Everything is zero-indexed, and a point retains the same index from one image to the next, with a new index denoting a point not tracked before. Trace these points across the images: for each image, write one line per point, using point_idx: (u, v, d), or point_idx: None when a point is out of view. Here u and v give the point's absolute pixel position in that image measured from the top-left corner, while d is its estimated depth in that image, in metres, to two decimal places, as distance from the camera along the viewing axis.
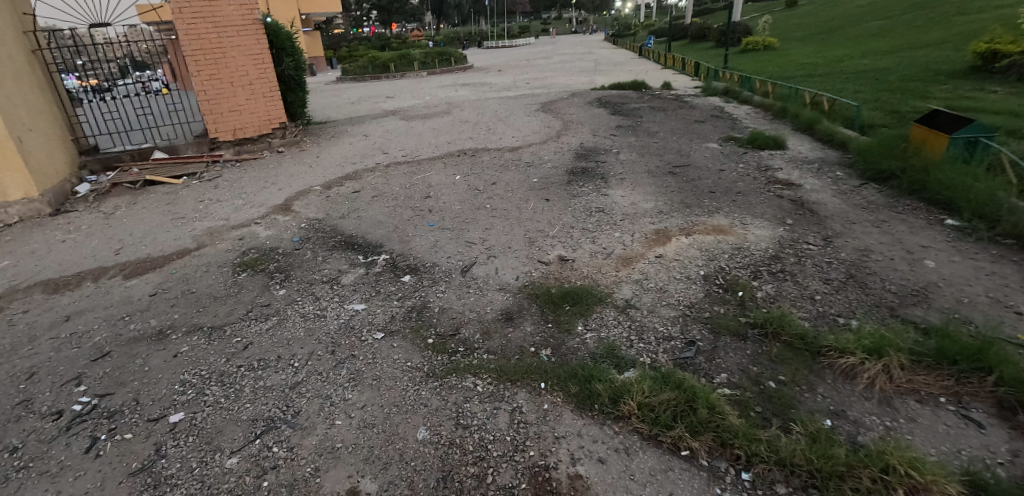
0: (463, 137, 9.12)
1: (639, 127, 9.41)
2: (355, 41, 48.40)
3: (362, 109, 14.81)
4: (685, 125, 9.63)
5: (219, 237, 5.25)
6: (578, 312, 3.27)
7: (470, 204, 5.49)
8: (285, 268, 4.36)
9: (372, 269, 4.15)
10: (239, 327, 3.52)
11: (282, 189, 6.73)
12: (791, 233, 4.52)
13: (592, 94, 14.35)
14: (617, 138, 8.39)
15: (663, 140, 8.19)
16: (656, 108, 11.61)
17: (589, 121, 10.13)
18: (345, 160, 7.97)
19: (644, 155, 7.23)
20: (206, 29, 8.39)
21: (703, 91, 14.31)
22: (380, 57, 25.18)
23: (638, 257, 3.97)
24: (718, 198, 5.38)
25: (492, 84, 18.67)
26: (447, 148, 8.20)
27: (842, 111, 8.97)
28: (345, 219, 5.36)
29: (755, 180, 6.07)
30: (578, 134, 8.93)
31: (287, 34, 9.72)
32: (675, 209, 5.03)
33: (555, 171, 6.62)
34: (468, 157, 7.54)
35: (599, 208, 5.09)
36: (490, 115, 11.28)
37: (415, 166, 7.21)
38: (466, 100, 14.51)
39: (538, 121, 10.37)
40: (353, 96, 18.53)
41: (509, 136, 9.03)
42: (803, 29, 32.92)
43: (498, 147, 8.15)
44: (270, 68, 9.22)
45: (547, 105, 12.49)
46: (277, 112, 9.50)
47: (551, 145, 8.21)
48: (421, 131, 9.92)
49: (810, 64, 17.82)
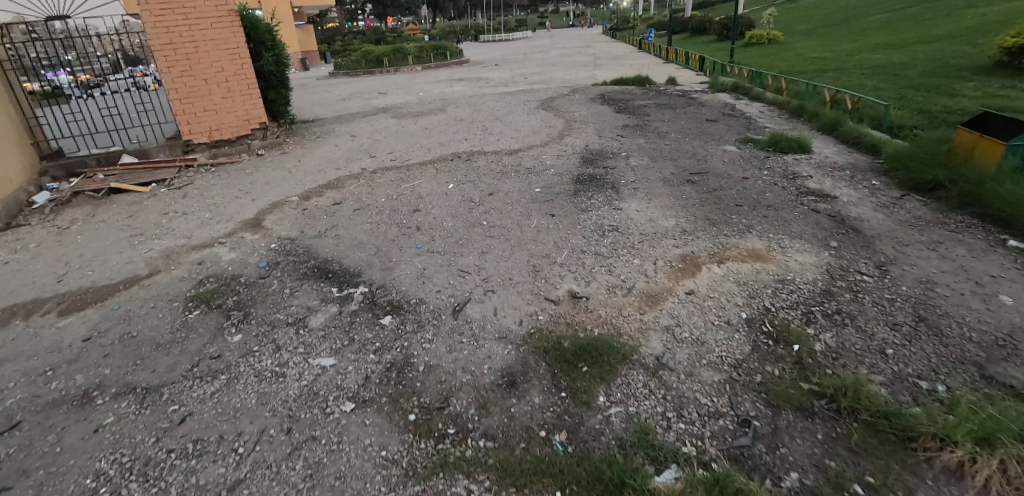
0: (457, 137, 8.41)
1: (647, 126, 8.72)
2: (348, 35, 47.55)
3: (353, 105, 14.06)
4: (697, 124, 8.93)
5: (177, 260, 4.58)
6: (598, 374, 2.62)
7: (463, 220, 4.81)
8: (245, 305, 3.70)
9: (346, 308, 3.49)
10: (180, 391, 2.86)
11: (255, 200, 6.04)
12: (839, 259, 3.86)
13: (594, 90, 13.65)
14: (624, 140, 7.71)
15: (675, 142, 7.51)
16: (664, 106, 10.93)
17: (593, 120, 9.43)
18: (327, 165, 7.26)
19: (656, 159, 6.54)
20: (176, 21, 7.67)
21: (710, 86, 13.61)
22: (373, 51, 24.31)
23: (664, 294, 3.30)
24: (746, 213, 4.71)
25: (489, 79, 17.91)
26: (439, 151, 7.50)
27: (866, 110, 8.31)
28: (320, 238, 4.68)
29: (784, 189, 5.41)
30: (582, 135, 8.23)
31: (267, 26, 8.94)
32: (700, 227, 4.36)
33: (558, 179, 5.94)
34: (463, 162, 6.85)
35: (612, 226, 4.42)
36: (486, 113, 10.59)
37: (403, 172, 6.52)
38: (461, 96, 13.77)
39: (539, 120, 9.68)
40: (343, 92, 17.74)
41: (507, 137, 8.32)
42: (806, 22, 32.19)
43: (495, 150, 7.47)
44: (248, 63, 8.47)
45: (547, 102, 11.81)
46: (256, 111, 8.77)
47: (553, 147, 7.53)
48: (413, 131, 9.22)
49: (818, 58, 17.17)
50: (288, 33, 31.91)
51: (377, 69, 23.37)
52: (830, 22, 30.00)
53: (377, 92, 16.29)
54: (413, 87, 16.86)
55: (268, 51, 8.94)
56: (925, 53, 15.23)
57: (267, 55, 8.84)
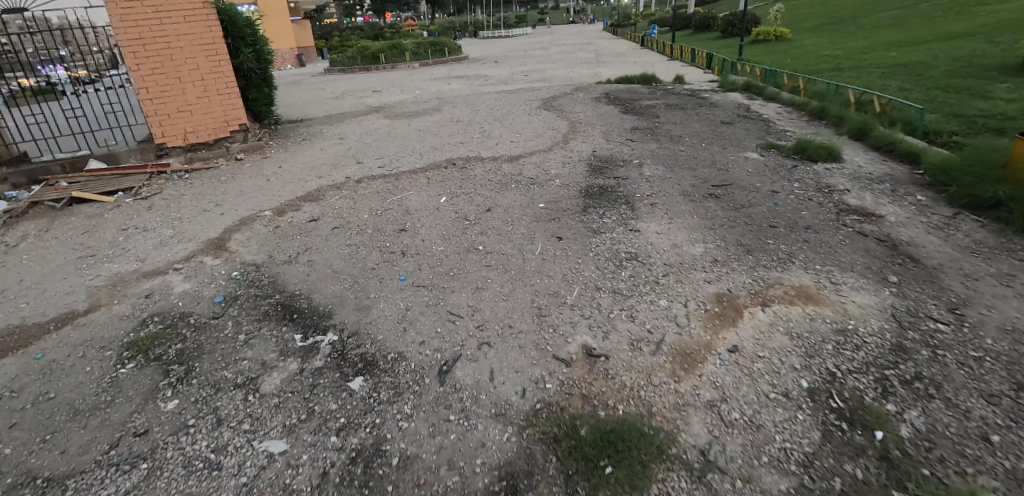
0: (453, 141, 7.74)
1: (659, 129, 8.05)
2: (347, 30, 46.80)
3: (345, 104, 13.39)
4: (712, 126, 8.25)
5: (123, 292, 3.95)
6: (624, 480, 1.99)
7: (455, 241, 4.15)
8: (189, 357, 3.07)
9: (308, 365, 2.85)
10: (89, 488, 2.25)
11: (224, 214, 5.38)
12: (904, 300, 3.22)
13: (599, 89, 13.00)
14: (635, 144, 7.04)
15: (691, 147, 6.84)
16: (674, 106, 10.27)
17: (600, 122, 8.74)
18: (308, 172, 6.59)
19: (673, 168, 5.89)
20: (144, 13, 6.99)
21: (720, 85, 12.92)
22: (369, 47, 23.57)
23: (702, 352, 2.66)
24: (784, 237, 4.06)
25: (488, 76, 17.19)
26: (432, 157, 6.83)
27: (897, 112, 7.64)
28: (289, 265, 4.04)
29: (822, 206, 4.75)
30: (588, 139, 7.55)
31: (246, 20, 8.22)
32: (733, 256, 3.71)
33: (564, 191, 5.27)
34: (456, 171, 6.17)
35: (629, 253, 3.76)
36: (485, 114, 9.92)
37: (390, 182, 5.85)
38: (458, 95, 13.08)
39: (541, 121, 9.02)
40: (336, 90, 17.02)
41: (507, 140, 7.65)
42: (813, 19, 31.41)
43: (493, 155, 6.80)
44: (226, 60, 7.80)
45: (549, 101, 11.14)
46: (235, 111, 8.09)
47: (558, 153, 6.85)
48: (404, 133, 8.54)
49: (830, 57, 16.52)
50: (283, 28, 31.13)
51: (372, 66, 22.62)
52: (838, 18, 29.25)
53: (372, 90, 15.62)
54: (409, 84, 16.17)
55: (248, 46, 8.22)
56: (944, 51, 14.55)
57: (247, 50, 8.12)
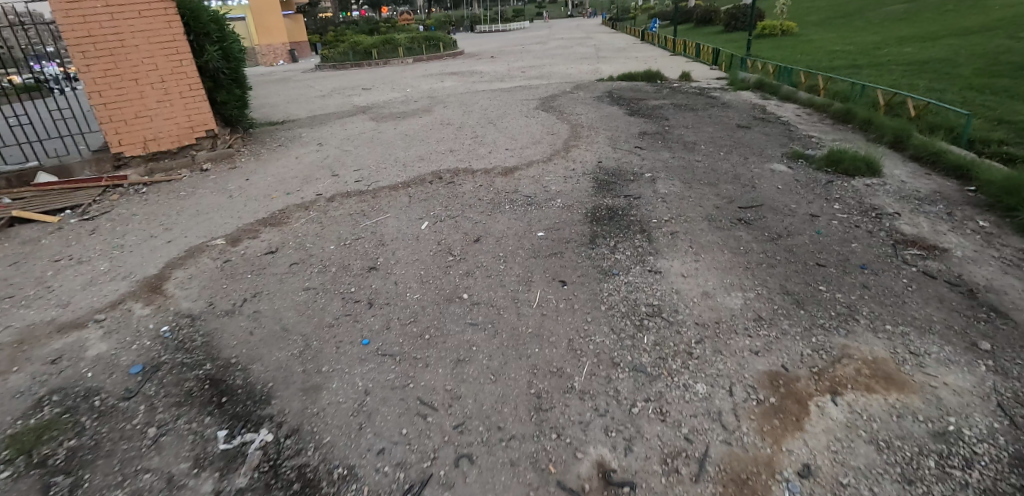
0: (442, 148, 6.95)
1: (670, 132, 7.25)
2: (341, 24, 45.80)
3: (331, 104, 12.58)
4: (728, 129, 7.46)
5: (26, 353, 3.21)
6: None
7: (434, 284, 3.38)
8: (79, 465, 2.33)
9: (230, 485, 2.12)
10: None
11: (171, 243, 4.63)
12: (1009, 381, 2.50)
13: (601, 87, 12.19)
14: (645, 153, 6.26)
15: (708, 156, 6.07)
16: (683, 105, 9.47)
17: (605, 124, 7.94)
18: (277, 187, 5.83)
19: (691, 183, 5.12)
20: (93, 7, 6.21)
21: (730, 82, 12.11)
22: (362, 42, 22.71)
23: (762, 479, 1.94)
24: (837, 282, 3.31)
25: (483, 73, 16.36)
26: (416, 168, 6.05)
27: (934, 117, 6.88)
28: (230, 319, 3.29)
29: (873, 235, 4.00)
30: (592, 144, 6.76)
31: (212, 14, 7.37)
32: (782, 312, 2.96)
33: (565, 212, 4.50)
34: (442, 186, 5.40)
35: (650, 306, 3.01)
36: (479, 116, 9.13)
37: (365, 201, 5.07)
38: (451, 94, 12.28)
39: (539, 124, 8.24)
40: (323, 88, 16.20)
41: (501, 148, 6.88)
42: (819, 12, 30.52)
43: (485, 166, 6.03)
44: (191, 59, 7.01)
45: (548, 102, 10.34)
46: (202, 116, 7.31)
47: (558, 161, 6.06)
48: (388, 138, 7.74)
49: (843, 52, 15.73)
50: (274, 22, 30.20)
51: (365, 62, 21.77)
52: (844, 12, 28.39)
53: (360, 88, 14.79)
54: (399, 82, 15.33)
55: (214, 44, 7.37)
56: (965, 47, 13.74)
57: (213, 48, 7.26)
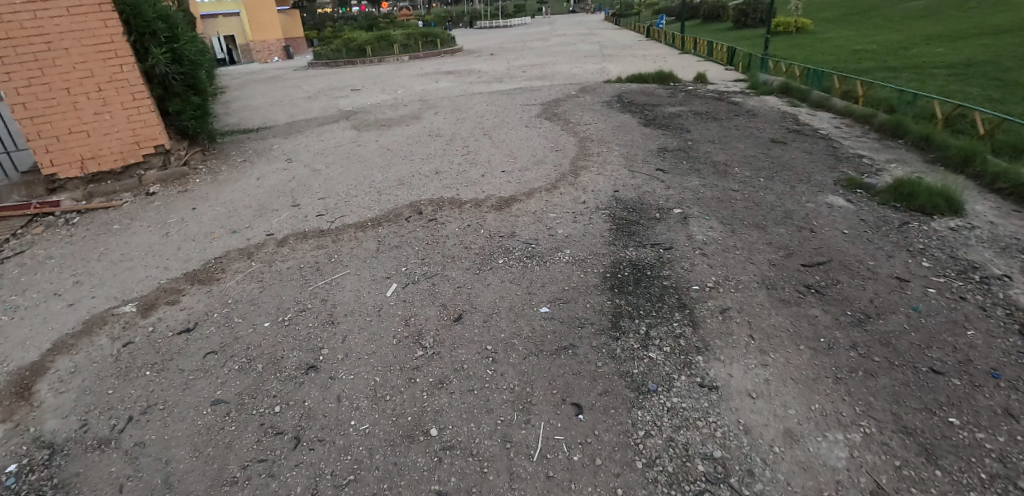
0: (427, 168, 5.89)
1: (694, 149, 6.18)
2: (340, 18, 44.76)
3: (313, 108, 11.53)
4: (761, 144, 6.39)
5: None
6: None
7: (391, 403, 2.37)
8: None
9: None
10: None
11: (74, 307, 3.63)
12: None
13: (608, 90, 11.14)
14: (668, 178, 5.20)
15: (745, 182, 5.02)
16: (704, 112, 8.40)
17: (617, 135, 6.88)
18: (224, 221, 4.82)
19: (731, 224, 4.08)
20: (10, 3, 5.18)
21: (750, 85, 11.00)
22: (355, 37, 21.62)
23: None
24: (969, 406, 2.31)
25: (481, 73, 15.26)
26: (391, 196, 4.99)
27: (1009, 136, 5.82)
28: (102, 458, 2.30)
29: (988, 312, 2.99)
30: (604, 164, 5.70)
31: (158, 11, 6.32)
32: (909, 476, 1.95)
33: (576, 267, 3.45)
34: (420, 221, 4.33)
35: (708, 460, 2.01)
36: (473, 124, 8.10)
37: (322, 245, 4.04)
38: (444, 97, 11.21)
39: (541, 135, 7.19)
40: (310, 88, 15.14)
41: (496, 167, 5.81)
42: (834, 8, 29.19)
43: (476, 193, 5.00)
44: (134, 63, 6.00)
45: (551, 108, 9.30)
46: (149, 130, 6.28)
47: (563, 186, 5.00)
48: (365, 154, 6.69)
49: (868, 52, 14.61)
50: (268, 17, 29.16)
51: (359, 60, 20.71)
52: (861, 7, 27.05)
53: (349, 89, 13.75)
54: (391, 82, 14.29)
55: (162, 46, 6.32)
56: (1005, 47, 12.63)
57: (161, 50, 6.21)
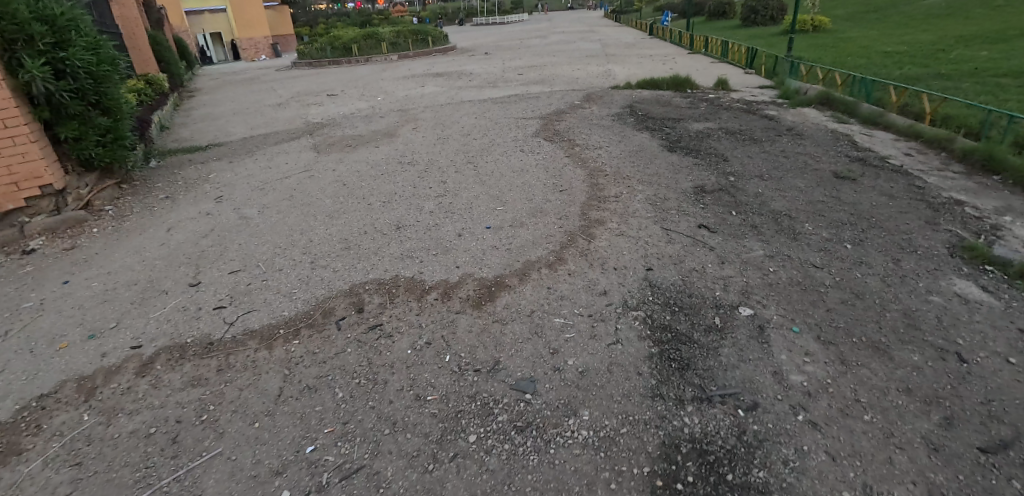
0: (387, 212, 4.40)
1: (740, 188, 4.71)
2: (331, 14, 43.06)
3: (277, 117, 10.04)
4: (825, 182, 4.93)
5: None
6: None
7: None
8: None
9: None
10: None
11: None
12: None
13: (618, 99, 9.64)
14: (717, 237, 3.72)
15: (826, 252, 3.57)
16: (738, 130, 6.93)
17: (637, 165, 5.41)
18: (89, 316, 3.36)
19: (834, 345, 2.64)
20: None
21: (781, 93, 9.52)
22: (340, 35, 20.07)
23: None
24: None
25: (473, 75, 13.75)
26: (327, 268, 3.51)
27: None
28: None
29: None
30: (625, 209, 4.20)
31: (34, 8, 4.71)
32: None
33: (599, 455, 2.00)
34: (356, 324, 2.86)
35: None
36: (456, 145, 6.63)
37: (200, 380, 2.60)
38: (428, 106, 9.72)
39: (540, 161, 5.70)
40: (284, 92, 13.62)
41: (480, 209, 4.32)
42: (848, 5, 27.64)
43: (446, 259, 3.51)
44: (3, 80, 4.42)
45: (552, 121, 7.81)
46: (30, 165, 4.70)
47: (571, 249, 3.51)
48: (313, 189, 5.19)
49: (903, 55, 13.17)
50: (254, 13, 27.64)
51: (344, 59, 19.17)
52: (875, 4, 25.52)
53: (324, 94, 12.26)
54: (372, 86, 12.80)
55: (43, 56, 4.74)
56: None
57: (39, 61, 4.62)
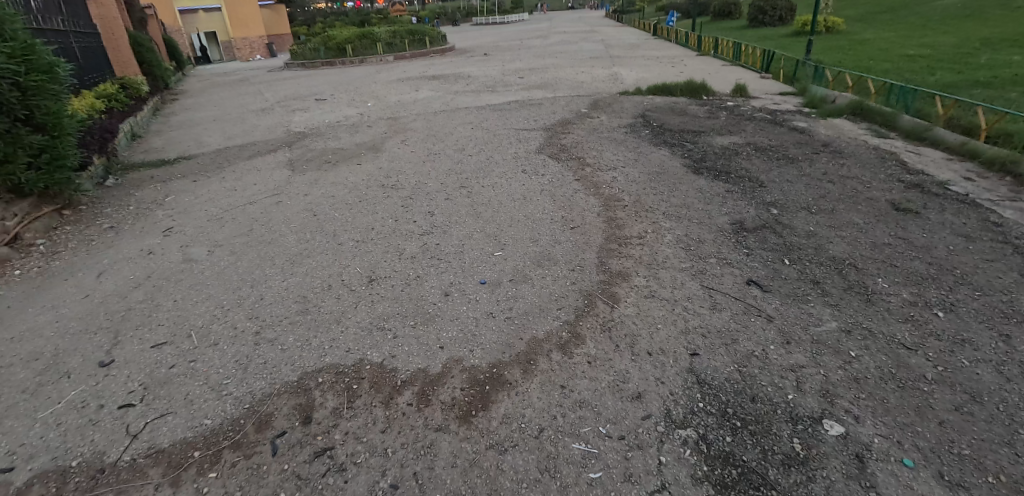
0: (359, 253, 3.61)
1: (787, 224, 3.93)
2: (327, 12, 42.24)
3: (259, 125, 9.28)
4: (885, 216, 4.14)
5: None
6: None
7: None
8: None
9: None
10: None
11: None
12: None
13: (628, 106, 8.85)
14: (772, 298, 2.94)
15: (914, 323, 2.78)
16: (769, 146, 6.12)
17: (660, 191, 4.61)
18: None
19: (967, 493, 1.86)
20: None
21: (805, 101, 8.73)
22: (334, 34, 19.26)
23: None
24: None
25: (470, 78, 12.96)
26: (274, 344, 2.73)
27: None
28: None
29: None
30: (653, 253, 3.41)
31: None
32: None
33: None
34: (298, 446, 2.09)
35: None
36: (448, 161, 5.84)
37: None
38: (421, 113, 8.93)
39: (546, 184, 4.89)
40: (270, 96, 12.83)
41: (473, 250, 3.53)
42: (857, 6, 26.78)
43: (426, 330, 2.71)
44: None
45: (556, 134, 7.01)
46: None
47: (589, 318, 2.72)
48: (278, 219, 4.40)
49: (928, 58, 12.38)
50: (248, 12, 26.90)
51: (337, 60, 18.38)
52: (887, 5, 24.73)
53: (312, 99, 11.48)
54: (364, 90, 12.02)
55: None
56: None
57: None
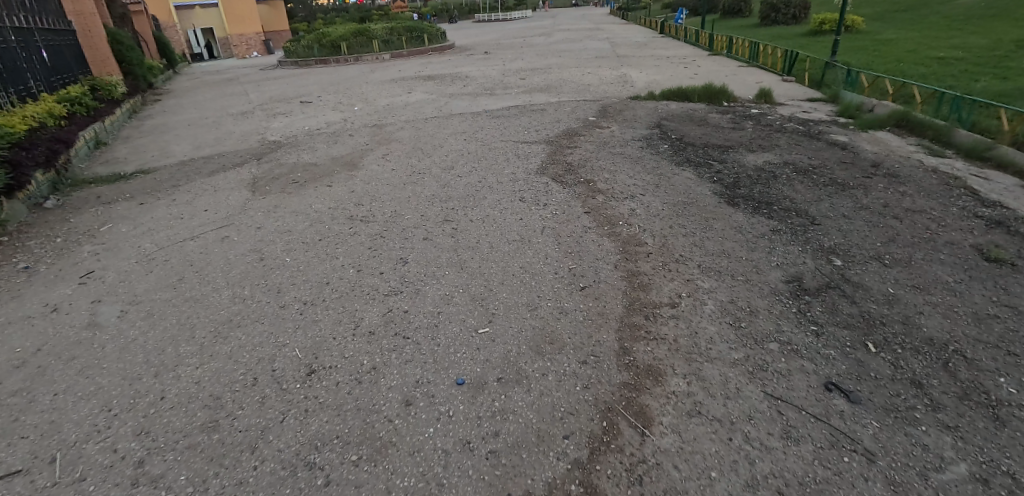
0: (303, 324, 2.77)
1: (857, 283, 3.07)
2: (328, 9, 41.34)
3: (234, 131, 8.45)
4: (976, 270, 3.27)
5: None
6: None
7: None
8: None
9: None
10: None
11: None
12: None
13: (642, 114, 7.97)
14: (866, 417, 2.08)
15: None
16: (810, 166, 5.24)
17: (690, 231, 3.74)
18: None
19: None
20: None
21: (838, 111, 7.81)
22: (328, 31, 18.41)
23: None
24: None
25: (469, 79, 12.09)
26: (157, 489, 1.90)
27: None
28: None
29: None
30: (691, 333, 2.55)
31: None
32: None
33: None
34: None
35: None
36: (433, 184, 4.99)
37: None
38: (411, 120, 8.09)
39: (548, 218, 4.03)
40: (254, 97, 12.01)
41: (452, 323, 2.68)
42: (873, 5, 25.71)
43: (373, 471, 1.87)
44: None
45: (561, 148, 6.15)
46: None
47: (611, 457, 1.88)
48: (219, 264, 3.56)
49: (964, 61, 11.43)
50: (245, 8, 26.04)
51: (331, 58, 17.53)
52: (906, 3, 23.70)
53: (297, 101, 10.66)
54: (353, 92, 11.18)
55: None
56: None
57: None
